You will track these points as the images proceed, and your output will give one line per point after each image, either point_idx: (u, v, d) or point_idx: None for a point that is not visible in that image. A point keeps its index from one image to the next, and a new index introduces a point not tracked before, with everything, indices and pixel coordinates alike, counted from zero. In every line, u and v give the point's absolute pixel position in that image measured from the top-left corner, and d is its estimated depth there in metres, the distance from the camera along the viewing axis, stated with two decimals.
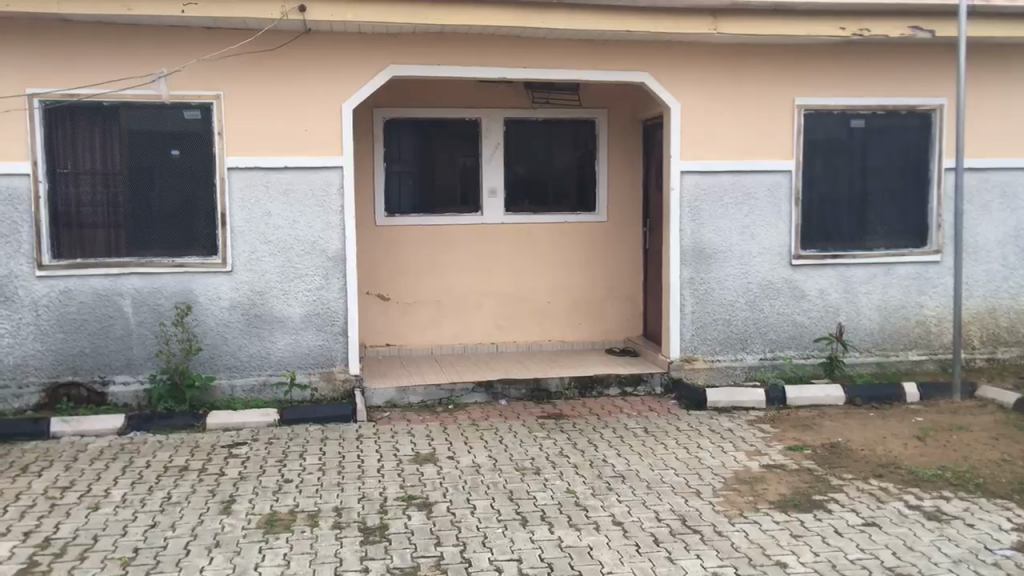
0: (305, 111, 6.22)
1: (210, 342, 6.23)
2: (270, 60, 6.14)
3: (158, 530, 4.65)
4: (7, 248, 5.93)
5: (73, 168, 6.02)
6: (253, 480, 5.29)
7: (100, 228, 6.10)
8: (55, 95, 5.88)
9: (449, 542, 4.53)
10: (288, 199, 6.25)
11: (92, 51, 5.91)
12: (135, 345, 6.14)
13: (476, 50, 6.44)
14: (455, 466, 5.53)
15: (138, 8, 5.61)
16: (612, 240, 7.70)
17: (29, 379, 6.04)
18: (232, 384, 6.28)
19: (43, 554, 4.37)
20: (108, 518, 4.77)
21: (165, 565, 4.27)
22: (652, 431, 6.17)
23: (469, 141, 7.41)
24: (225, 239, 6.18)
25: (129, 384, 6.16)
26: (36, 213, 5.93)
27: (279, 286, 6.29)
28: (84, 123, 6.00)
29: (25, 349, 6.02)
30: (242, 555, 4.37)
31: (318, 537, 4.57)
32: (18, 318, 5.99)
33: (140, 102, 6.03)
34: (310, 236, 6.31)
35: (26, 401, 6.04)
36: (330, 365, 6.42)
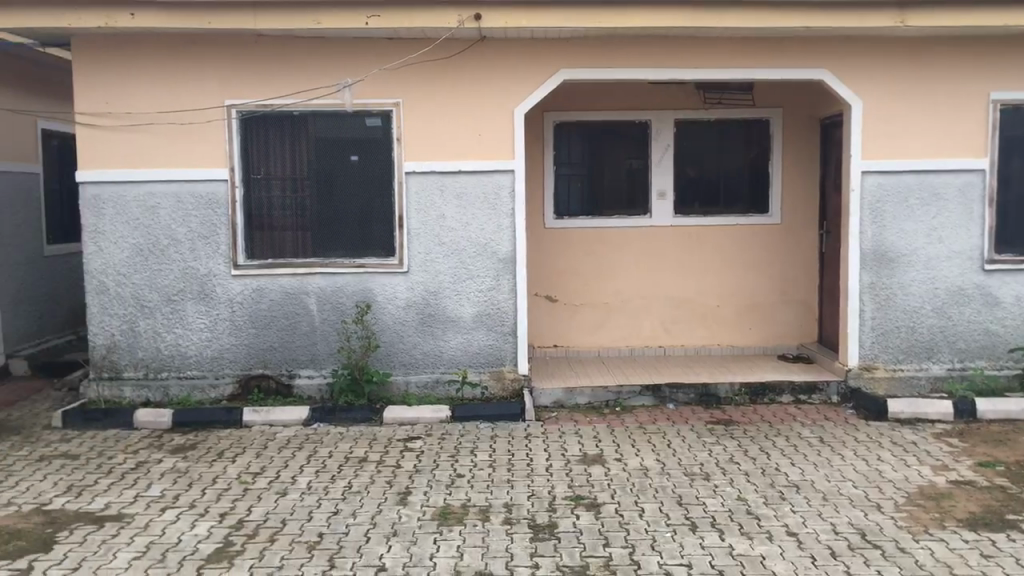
0: (479, 116, 6.38)
1: (388, 340, 6.51)
2: (446, 68, 6.33)
3: (341, 517, 4.90)
4: (207, 248, 6.39)
5: (266, 173, 6.43)
6: (428, 473, 5.48)
7: (289, 230, 6.49)
8: (251, 105, 6.31)
9: (618, 543, 4.54)
10: (462, 203, 6.43)
11: (282, 64, 6.30)
12: (320, 341, 6.49)
13: (647, 52, 6.42)
14: (623, 468, 5.54)
15: (326, 21, 5.93)
16: (787, 243, 7.48)
17: (225, 370, 6.49)
18: (408, 380, 6.51)
19: (238, 534, 4.70)
20: (296, 504, 5.06)
21: (347, 550, 4.49)
22: (828, 441, 5.95)
23: (639, 144, 7.39)
24: (402, 240, 6.43)
25: (314, 378, 6.50)
26: (233, 215, 6.37)
27: (452, 286, 6.48)
28: (275, 131, 6.40)
29: (222, 343, 6.47)
30: (418, 545, 4.54)
31: (489, 532, 4.68)
32: (216, 314, 6.44)
33: (327, 111, 6.37)
34: (482, 238, 6.47)
35: (221, 391, 6.47)
36: (501, 364, 6.55)
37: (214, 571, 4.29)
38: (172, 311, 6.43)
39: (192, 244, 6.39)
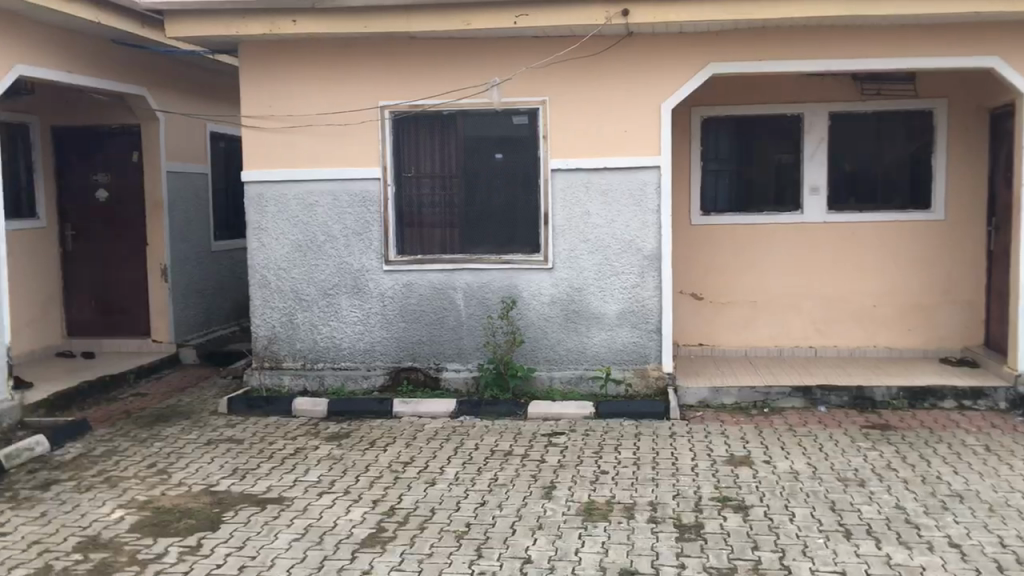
0: (625, 113, 6.36)
1: (532, 335, 6.58)
2: (593, 65, 6.34)
3: (488, 508, 4.99)
4: (360, 244, 6.63)
5: (417, 172, 6.61)
6: (573, 468, 5.50)
7: (437, 227, 6.66)
8: (403, 106, 6.50)
9: (768, 547, 4.43)
10: (607, 199, 6.42)
11: (433, 65, 6.46)
12: (466, 335, 6.63)
13: (800, 43, 6.23)
14: (772, 471, 5.40)
15: (475, 22, 6.05)
16: (950, 240, 7.11)
17: (376, 362, 6.72)
18: (552, 376, 6.57)
19: (390, 521, 4.86)
20: (444, 493, 5.19)
21: (494, 541, 4.57)
22: (995, 450, 5.62)
23: (790, 138, 7.19)
24: (548, 237, 6.48)
25: (460, 371, 6.65)
26: (384, 213, 6.58)
27: (597, 283, 6.49)
28: (426, 131, 6.58)
29: (373, 335, 6.70)
30: (564, 539, 4.57)
31: (635, 529, 4.67)
32: (368, 307, 6.68)
33: (476, 110, 6.50)
34: (627, 235, 6.44)
35: (372, 382, 6.70)
36: (645, 362, 6.51)
37: (368, 555, 4.45)
38: (327, 304, 6.70)
39: (347, 240, 6.64)
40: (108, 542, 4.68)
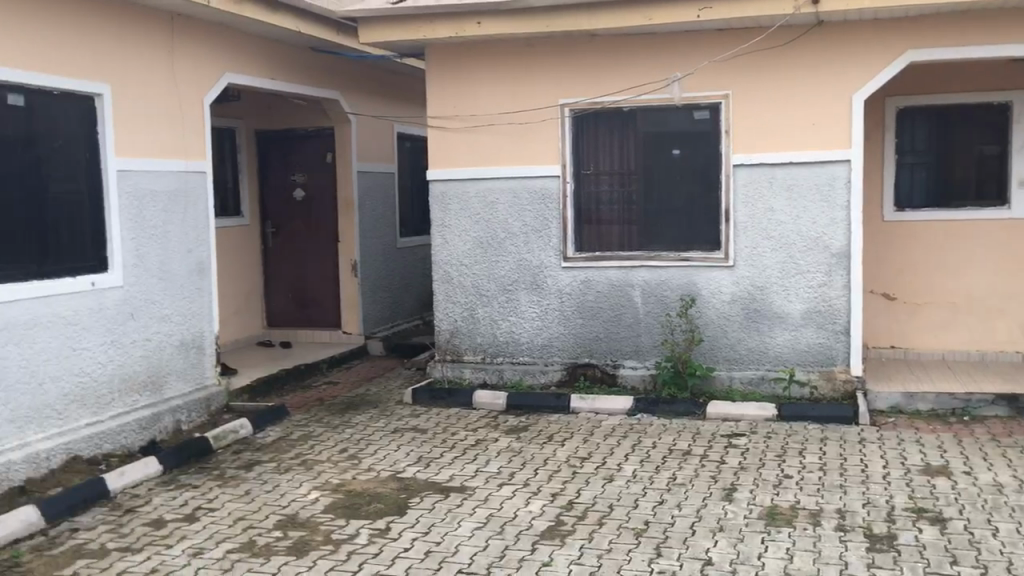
0: (814, 105, 6.13)
1: (712, 334, 6.48)
2: (780, 57, 6.16)
3: (666, 507, 4.94)
4: (539, 241, 6.73)
5: (595, 169, 6.63)
6: (754, 471, 5.37)
7: (615, 224, 6.65)
8: (582, 104, 6.55)
9: (968, 562, 4.17)
10: (792, 195, 6.22)
11: (615, 62, 6.47)
12: (644, 333, 6.61)
13: (1010, 26, 5.81)
14: (973, 483, 5.07)
15: (659, 17, 6.00)
16: None
17: (553, 358, 6.81)
18: (732, 375, 6.44)
19: (569, 514, 4.91)
20: (622, 490, 5.19)
21: (673, 541, 4.53)
22: None
23: (996, 128, 6.72)
24: (729, 234, 6.35)
25: (638, 369, 6.63)
26: (563, 210, 6.64)
27: (780, 282, 6.30)
28: (606, 128, 6.59)
29: (551, 331, 6.79)
30: (745, 543, 4.47)
31: (821, 536, 4.50)
32: (546, 304, 6.77)
33: (656, 106, 6.46)
34: (814, 232, 6.21)
35: (550, 377, 6.79)
36: (831, 364, 6.27)
37: (547, 547, 4.51)
38: (507, 300, 6.85)
39: (526, 237, 6.76)
40: (305, 522, 4.97)
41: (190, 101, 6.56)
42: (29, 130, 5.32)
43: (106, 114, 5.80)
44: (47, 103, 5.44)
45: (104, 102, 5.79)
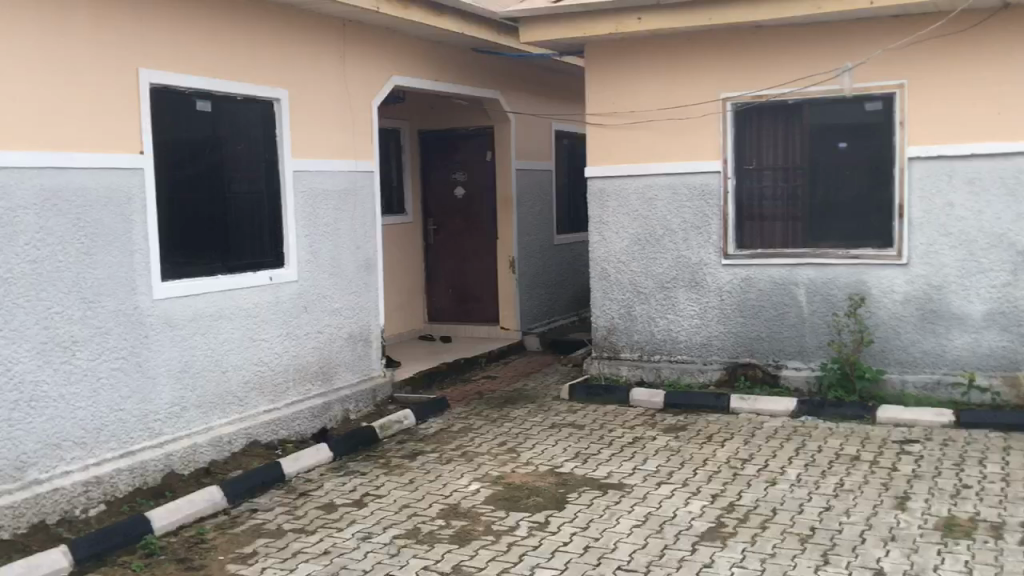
0: (1000, 93, 5.84)
1: (882, 335, 6.26)
2: (961, 43, 5.91)
3: (834, 514, 4.77)
4: (700, 238, 6.72)
5: (759, 164, 6.56)
6: (929, 480, 5.10)
7: (780, 219, 6.55)
8: (746, 97, 6.50)
9: None
10: (973, 188, 5.95)
11: (781, 55, 6.40)
12: (808, 333, 6.49)
13: None
14: None
15: (828, 6, 5.84)
16: None
17: (713, 356, 6.78)
18: (904, 379, 6.19)
19: (730, 517, 4.82)
20: (786, 494, 5.05)
21: (841, 548, 4.37)
22: None
23: None
24: (902, 230, 6.14)
25: (801, 370, 6.52)
26: (725, 207, 6.61)
27: (959, 280, 6.03)
28: (771, 122, 6.51)
29: (711, 330, 6.77)
30: (920, 554, 4.26)
31: (1004, 551, 4.23)
32: (706, 302, 6.76)
33: (825, 98, 6.33)
34: (996, 228, 5.93)
35: (709, 376, 6.75)
36: (1015, 368, 5.95)
37: (708, 548, 4.45)
38: (665, 298, 6.87)
39: (685, 234, 6.76)
40: (466, 512, 5.09)
41: (359, 103, 6.84)
42: (216, 134, 5.70)
43: (283, 118, 6.13)
44: (231, 108, 5.82)
45: (281, 106, 6.12)
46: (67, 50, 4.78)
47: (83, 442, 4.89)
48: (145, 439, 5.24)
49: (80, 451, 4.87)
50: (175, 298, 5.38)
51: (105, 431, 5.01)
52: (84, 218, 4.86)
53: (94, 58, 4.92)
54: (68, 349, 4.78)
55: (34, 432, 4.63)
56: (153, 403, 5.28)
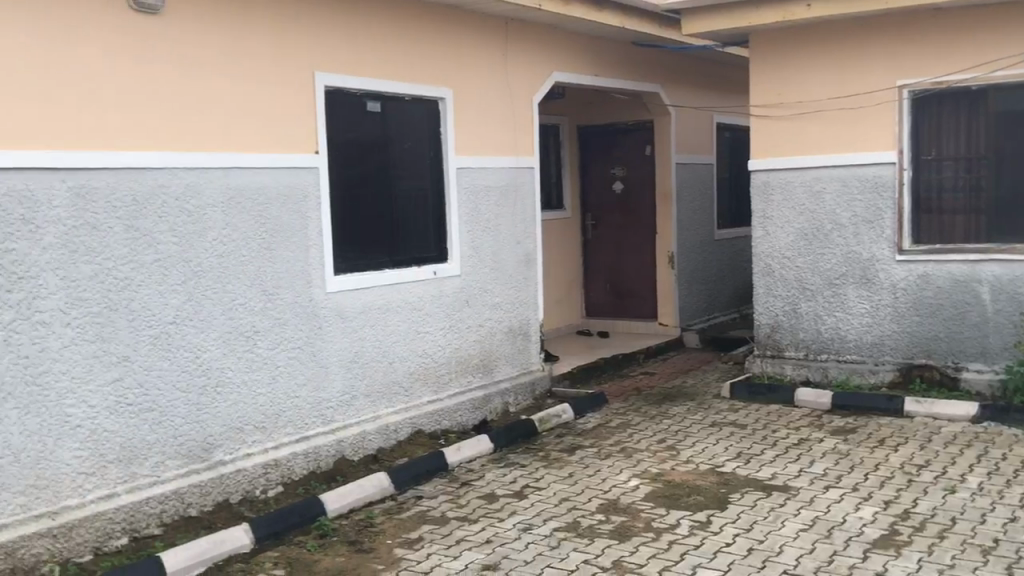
0: None
1: None
2: None
3: (1021, 526, 4.46)
4: (872, 233, 6.46)
5: (937, 154, 6.24)
6: None
7: (960, 213, 6.20)
8: (924, 84, 6.19)
9: None
10: None
11: (963, 38, 6.06)
12: (992, 333, 6.14)
13: None
14: None
15: None
16: None
17: (885, 357, 6.51)
18: None
19: (904, 525, 4.59)
20: (967, 503, 4.77)
21: None
22: None
23: None
24: None
25: (983, 373, 6.18)
26: (900, 200, 6.32)
27: None
28: (951, 110, 6.18)
29: (883, 329, 6.50)
30: None
31: None
32: (878, 299, 6.48)
33: (1013, 82, 5.95)
34: None
35: (880, 377, 6.49)
36: None
37: (881, 557, 4.26)
38: (833, 295, 6.65)
39: (856, 228, 6.52)
40: (626, 508, 5.08)
41: (520, 100, 6.93)
42: (385, 133, 5.91)
43: (447, 116, 6.29)
44: (399, 108, 6.01)
45: (445, 105, 6.28)
46: (249, 57, 5.07)
47: (263, 427, 5.19)
48: (319, 425, 5.50)
49: (260, 434, 5.17)
50: (346, 291, 5.62)
51: (282, 416, 5.29)
52: (264, 215, 5.14)
53: (273, 64, 5.19)
54: (250, 339, 5.08)
55: (219, 416, 4.94)
56: (325, 391, 5.53)
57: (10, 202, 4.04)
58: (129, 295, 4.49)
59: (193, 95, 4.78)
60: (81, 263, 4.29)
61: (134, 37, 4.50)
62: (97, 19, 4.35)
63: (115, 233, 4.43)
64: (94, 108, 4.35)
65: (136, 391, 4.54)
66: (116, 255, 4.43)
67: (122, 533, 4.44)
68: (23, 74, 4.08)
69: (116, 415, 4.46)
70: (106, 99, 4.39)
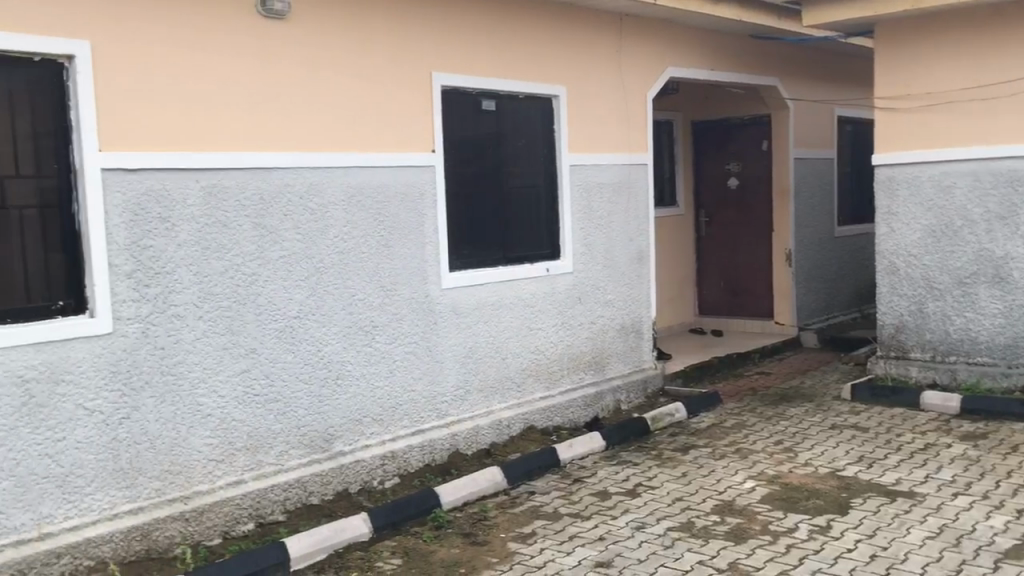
0: None
1: None
2: None
3: None
4: (1006, 230, 6.19)
5: None
6: None
7: None
8: None
9: None
10: None
11: None
12: None
13: None
14: None
15: None
16: None
17: (1020, 360, 6.22)
18: None
19: None
20: None
21: None
22: None
23: None
24: None
25: None
26: None
27: None
28: None
29: (1018, 331, 6.22)
30: None
31: None
32: (1013, 300, 6.21)
33: None
34: None
35: (1015, 381, 6.20)
36: None
37: (1015, 568, 4.07)
38: (963, 295, 6.39)
39: (989, 225, 6.26)
40: (742, 509, 4.99)
41: (634, 96, 6.90)
42: (499, 131, 5.97)
43: (561, 113, 6.31)
44: (514, 105, 6.07)
45: (559, 102, 6.31)
46: (370, 59, 5.20)
47: (381, 419, 5.32)
48: (434, 419, 5.60)
49: (378, 426, 5.30)
50: (461, 287, 5.71)
51: (398, 409, 5.41)
52: (383, 213, 5.26)
53: (393, 64, 5.31)
54: (369, 333, 5.22)
55: (340, 408, 5.09)
56: (440, 385, 5.63)
57: (148, 201, 4.25)
58: (256, 291, 4.67)
59: (317, 97, 4.94)
60: (212, 260, 4.49)
61: (262, 42, 4.68)
62: (227, 25, 4.54)
63: (244, 231, 4.61)
64: (224, 111, 4.54)
65: (262, 382, 4.72)
66: (245, 252, 4.62)
67: (248, 518, 4.63)
68: (161, 79, 4.30)
69: (244, 405, 4.65)
70: (236, 102, 4.58)
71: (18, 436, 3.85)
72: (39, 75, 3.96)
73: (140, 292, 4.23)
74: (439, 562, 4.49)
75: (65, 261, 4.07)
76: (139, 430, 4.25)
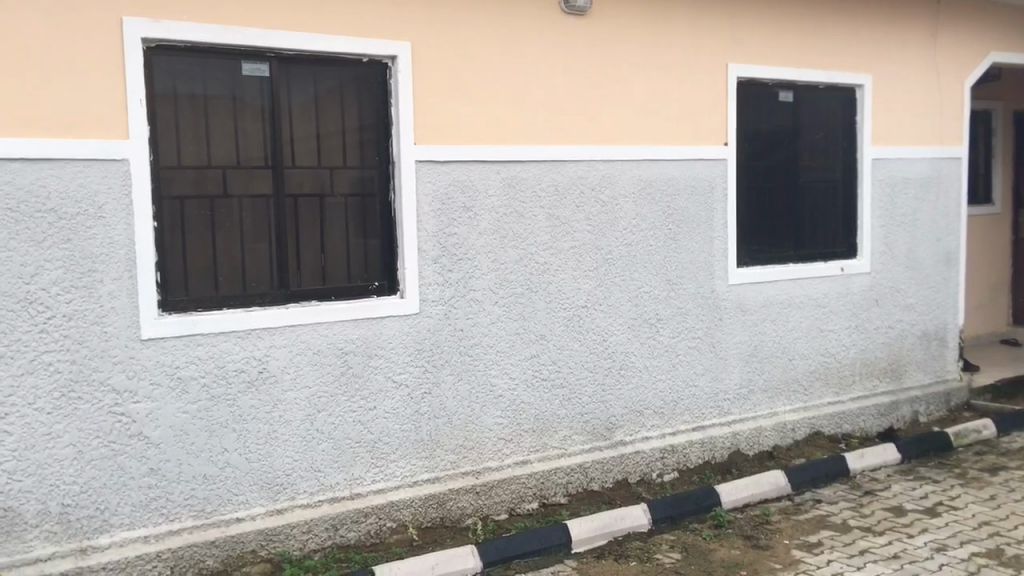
0: None
1: None
2: None
3: None
4: None
5: None
6: None
7: None
8: None
9: None
10: None
11: None
12: None
13: None
14: None
15: None
16: None
17: None
18: None
19: None
20: None
21: None
22: None
23: None
24: None
25: None
26: None
27: None
28: None
29: None
30: None
31: None
32: None
33: None
34: None
35: None
36: None
37: None
38: None
39: None
40: None
41: (948, 83, 6.38)
42: (796, 123, 5.77)
43: (865, 104, 5.98)
44: (812, 97, 5.84)
45: (863, 93, 5.98)
46: (667, 50, 5.19)
47: (661, 412, 5.30)
48: (715, 416, 5.50)
49: (659, 419, 5.29)
50: (749, 284, 5.57)
51: (680, 404, 5.36)
52: (672, 206, 5.25)
53: (690, 56, 5.27)
54: (653, 326, 5.23)
55: (622, 399, 5.15)
56: (724, 383, 5.52)
57: (454, 191, 4.51)
58: (548, 279, 4.83)
59: (615, 90, 5.02)
60: (509, 248, 4.69)
61: (565, 37, 4.82)
62: (534, 23, 4.72)
63: (539, 221, 4.78)
64: (526, 106, 4.72)
65: (550, 367, 4.88)
66: (540, 242, 4.79)
67: (532, 497, 4.81)
68: (471, 76, 4.54)
69: (532, 388, 4.83)
70: (536, 97, 4.75)
71: (336, 402, 4.24)
72: (365, 73, 4.32)
73: (444, 277, 4.51)
74: (720, 561, 4.42)
75: (380, 244, 4.44)
76: (438, 405, 4.54)
